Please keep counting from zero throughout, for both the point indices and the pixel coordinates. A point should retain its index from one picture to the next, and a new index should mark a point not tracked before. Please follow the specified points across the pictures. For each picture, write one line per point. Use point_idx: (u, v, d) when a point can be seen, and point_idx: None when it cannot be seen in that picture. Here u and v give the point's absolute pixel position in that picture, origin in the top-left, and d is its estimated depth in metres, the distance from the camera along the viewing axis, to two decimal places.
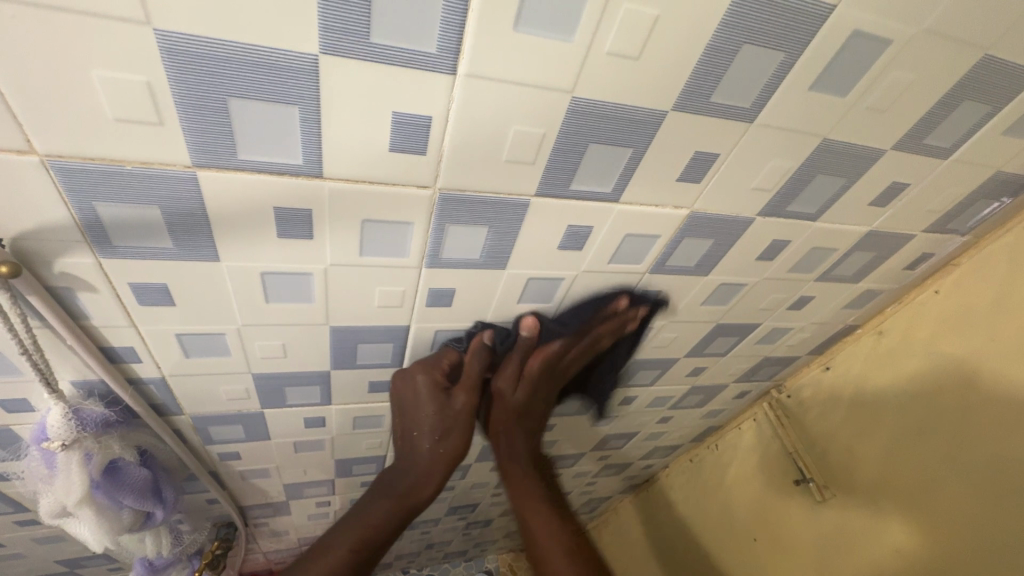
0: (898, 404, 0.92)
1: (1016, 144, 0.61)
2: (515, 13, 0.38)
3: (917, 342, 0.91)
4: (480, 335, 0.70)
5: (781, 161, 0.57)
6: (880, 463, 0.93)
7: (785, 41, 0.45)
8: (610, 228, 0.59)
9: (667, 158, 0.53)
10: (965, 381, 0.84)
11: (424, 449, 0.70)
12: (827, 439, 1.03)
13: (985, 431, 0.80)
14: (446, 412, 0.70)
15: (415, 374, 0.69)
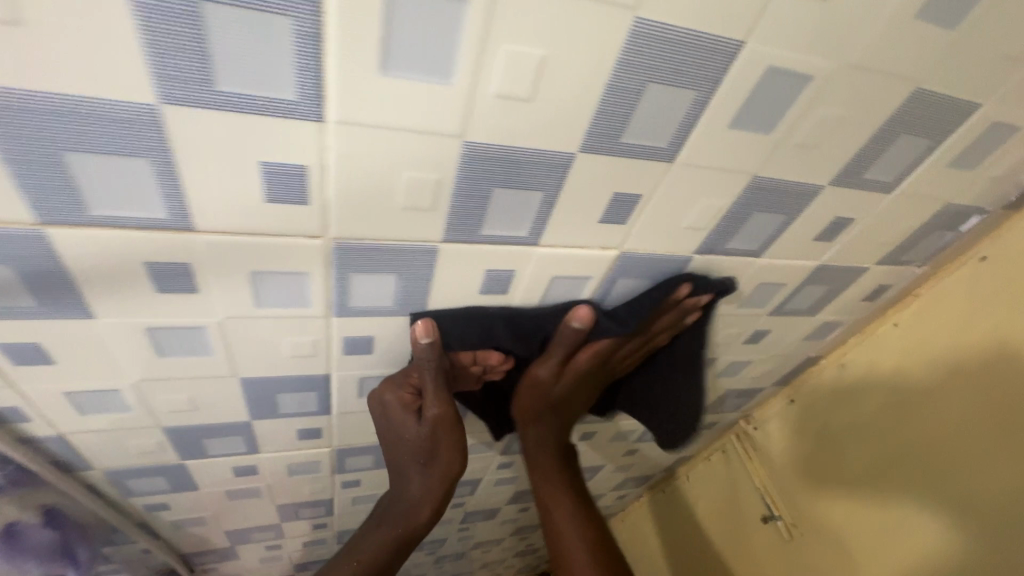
0: (867, 433, 0.88)
1: (964, 176, 0.58)
2: (381, 57, 0.38)
3: (881, 371, 0.87)
4: (414, 331, 0.59)
5: (710, 200, 0.54)
6: (853, 495, 0.88)
7: (694, 78, 0.43)
8: (533, 270, 0.58)
9: (583, 201, 0.52)
10: (933, 406, 0.80)
11: (415, 480, 0.74)
12: (796, 471, 0.98)
13: (960, 459, 0.76)
14: (422, 433, 0.68)
15: (382, 393, 0.67)
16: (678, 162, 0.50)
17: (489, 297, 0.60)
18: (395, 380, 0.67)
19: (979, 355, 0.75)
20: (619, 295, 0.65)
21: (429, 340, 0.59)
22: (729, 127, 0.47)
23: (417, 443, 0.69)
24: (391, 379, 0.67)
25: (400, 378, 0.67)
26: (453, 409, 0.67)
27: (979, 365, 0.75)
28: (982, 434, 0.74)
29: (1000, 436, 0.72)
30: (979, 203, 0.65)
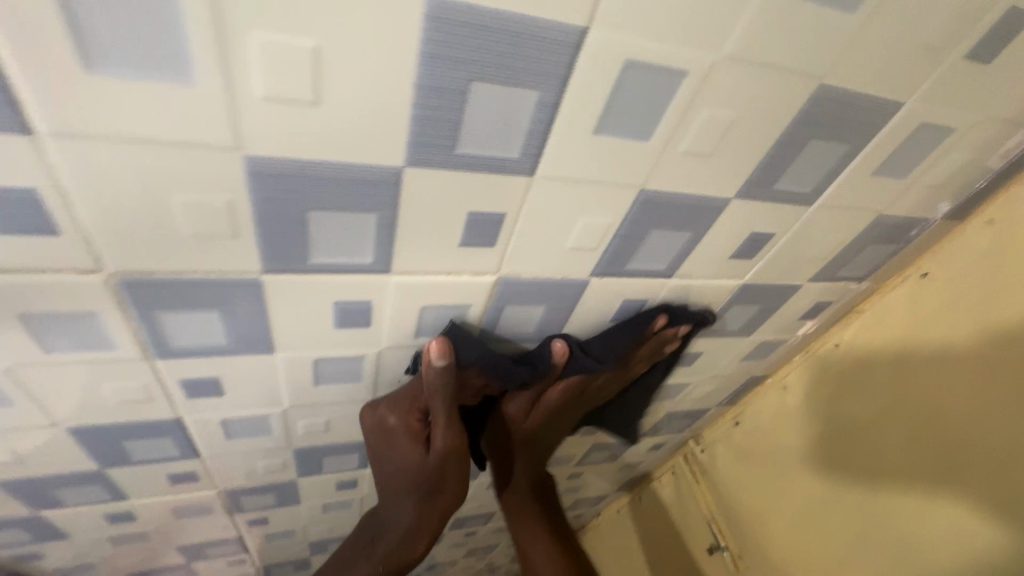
0: (852, 473, 0.72)
1: (893, 186, 0.51)
2: (75, 45, 0.26)
3: (840, 399, 0.74)
4: (428, 352, 0.51)
5: (597, 218, 0.45)
6: (834, 540, 0.73)
7: (533, 75, 0.33)
8: (396, 302, 0.48)
9: (439, 220, 0.41)
10: (920, 425, 0.65)
11: (406, 509, 0.60)
12: (774, 520, 0.82)
13: (975, 481, 0.59)
14: (424, 466, 0.57)
15: (386, 415, 0.56)
16: (535, 177, 0.40)
17: (353, 333, 0.50)
18: (397, 401, 0.56)
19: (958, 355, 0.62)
20: (513, 325, 0.55)
21: (443, 363, 0.51)
22: (593, 134, 0.37)
23: (409, 477, 0.58)
24: (397, 400, 0.56)
25: (406, 401, 0.56)
26: (463, 444, 0.57)
27: (963, 366, 0.61)
28: (993, 447, 0.58)
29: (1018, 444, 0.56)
30: (919, 214, 0.58)
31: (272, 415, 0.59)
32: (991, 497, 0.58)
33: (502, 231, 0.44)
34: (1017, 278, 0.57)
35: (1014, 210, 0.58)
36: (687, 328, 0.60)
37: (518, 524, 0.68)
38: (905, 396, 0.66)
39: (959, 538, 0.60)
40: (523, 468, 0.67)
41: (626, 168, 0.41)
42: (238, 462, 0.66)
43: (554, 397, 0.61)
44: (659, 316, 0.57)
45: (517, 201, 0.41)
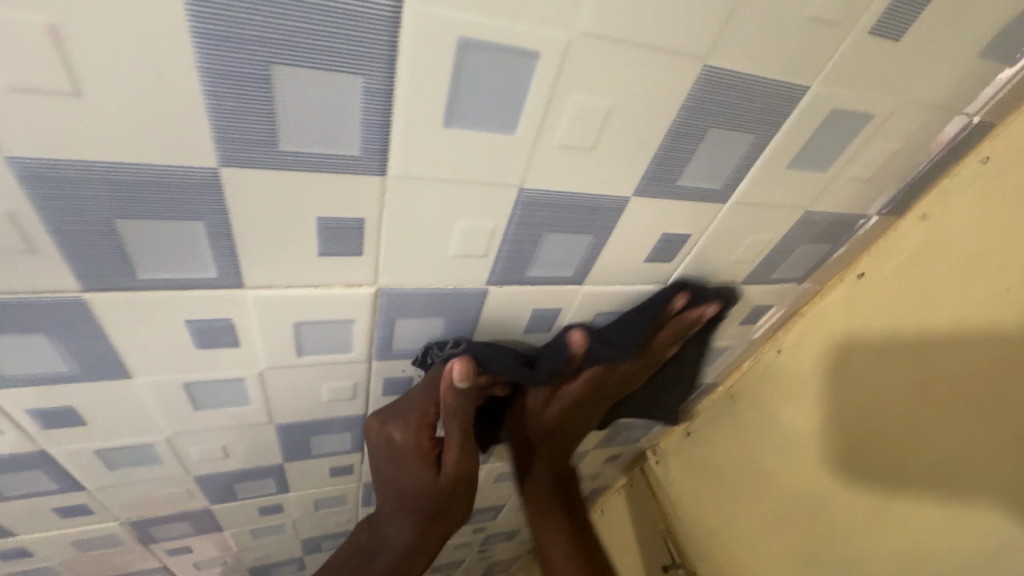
0: (827, 499, 0.63)
1: (815, 179, 0.47)
2: None
3: (796, 419, 0.67)
4: (451, 371, 0.47)
5: (477, 221, 0.40)
6: (787, 559, 0.68)
7: (349, 57, 0.28)
8: (262, 319, 0.43)
9: (285, 227, 0.36)
10: (888, 439, 0.57)
11: (404, 530, 0.57)
12: (751, 553, 0.73)
13: (962, 490, 0.51)
14: (433, 489, 0.55)
15: (389, 429, 0.53)
16: (387, 177, 0.35)
17: (220, 355, 0.45)
18: (404, 417, 0.52)
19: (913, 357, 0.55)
20: (412, 338, 0.51)
21: (464, 383, 0.48)
22: (444, 127, 0.33)
23: (414, 500, 0.55)
24: (404, 417, 0.52)
25: (417, 420, 0.52)
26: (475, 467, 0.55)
27: (920, 368, 0.55)
28: (973, 451, 0.51)
29: (1000, 443, 0.49)
30: (854, 212, 0.53)
31: (156, 443, 0.54)
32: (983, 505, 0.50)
33: (366, 238, 0.39)
34: (962, 265, 0.51)
35: (947, 200, 0.52)
36: (715, 306, 0.56)
37: (540, 523, 0.61)
38: (866, 410, 0.60)
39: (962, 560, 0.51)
40: (535, 473, 0.61)
41: (495, 165, 0.36)
42: (133, 492, 0.61)
43: (576, 390, 0.57)
44: (678, 296, 0.53)
45: (374, 205, 0.37)
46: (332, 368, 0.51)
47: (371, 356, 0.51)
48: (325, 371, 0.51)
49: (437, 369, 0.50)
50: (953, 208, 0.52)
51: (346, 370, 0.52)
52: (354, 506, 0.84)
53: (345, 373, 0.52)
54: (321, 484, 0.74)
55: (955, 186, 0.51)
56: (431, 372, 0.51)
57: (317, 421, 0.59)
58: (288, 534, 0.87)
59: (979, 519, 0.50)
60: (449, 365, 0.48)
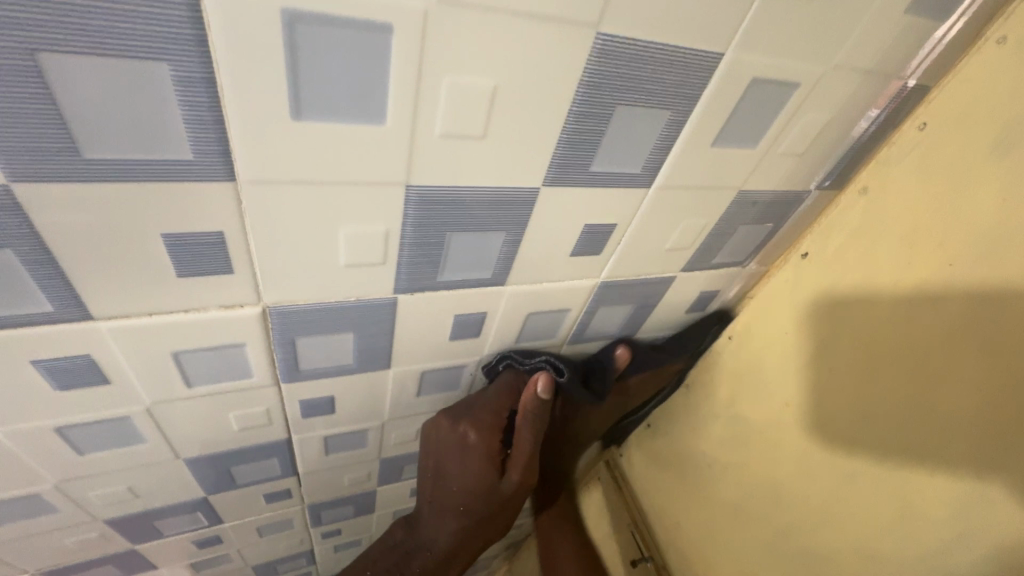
0: (781, 495, 0.59)
1: (744, 156, 0.43)
2: None
3: (749, 411, 0.63)
4: (535, 384, 0.50)
5: (365, 226, 0.35)
6: (745, 550, 0.63)
7: (141, 43, 0.24)
8: (129, 353, 0.37)
9: (122, 247, 0.31)
10: (838, 432, 0.53)
11: (450, 529, 0.55)
12: (709, 545, 0.68)
13: (912, 484, 0.47)
14: (493, 495, 0.53)
15: (466, 425, 0.52)
16: (237, 182, 0.30)
17: (88, 393, 0.39)
18: (480, 418, 0.52)
19: (861, 343, 0.51)
20: (322, 357, 0.46)
21: (547, 396, 0.50)
22: (293, 121, 0.28)
23: (471, 502, 0.53)
24: (481, 415, 0.52)
25: (492, 420, 0.52)
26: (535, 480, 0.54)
27: (867, 355, 0.51)
28: (922, 444, 0.46)
29: (950, 434, 0.45)
30: (795, 189, 0.50)
31: (44, 491, 0.48)
32: (935, 496, 0.46)
33: (232, 254, 0.34)
34: (903, 241, 0.47)
35: (886, 171, 0.48)
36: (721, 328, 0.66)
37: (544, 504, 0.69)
38: (815, 401, 0.56)
39: (920, 560, 0.47)
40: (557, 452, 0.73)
41: (373, 161, 0.32)
42: (33, 543, 0.55)
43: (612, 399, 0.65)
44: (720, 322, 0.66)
45: (232, 215, 0.32)
46: (235, 396, 0.46)
47: (278, 380, 0.46)
48: (228, 400, 0.46)
49: (507, 376, 0.55)
50: (893, 180, 0.48)
51: (253, 397, 0.47)
52: (302, 527, 0.80)
53: (252, 399, 0.47)
54: (258, 511, 0.69)
55: (894, 155, 0.48)
56: (503, 379, 0.54)
57: (235, 451, 0.54)
58: (234, 563, 0.82)
59: (931, 515, 0.46)
60: (533, 380, 0.50)
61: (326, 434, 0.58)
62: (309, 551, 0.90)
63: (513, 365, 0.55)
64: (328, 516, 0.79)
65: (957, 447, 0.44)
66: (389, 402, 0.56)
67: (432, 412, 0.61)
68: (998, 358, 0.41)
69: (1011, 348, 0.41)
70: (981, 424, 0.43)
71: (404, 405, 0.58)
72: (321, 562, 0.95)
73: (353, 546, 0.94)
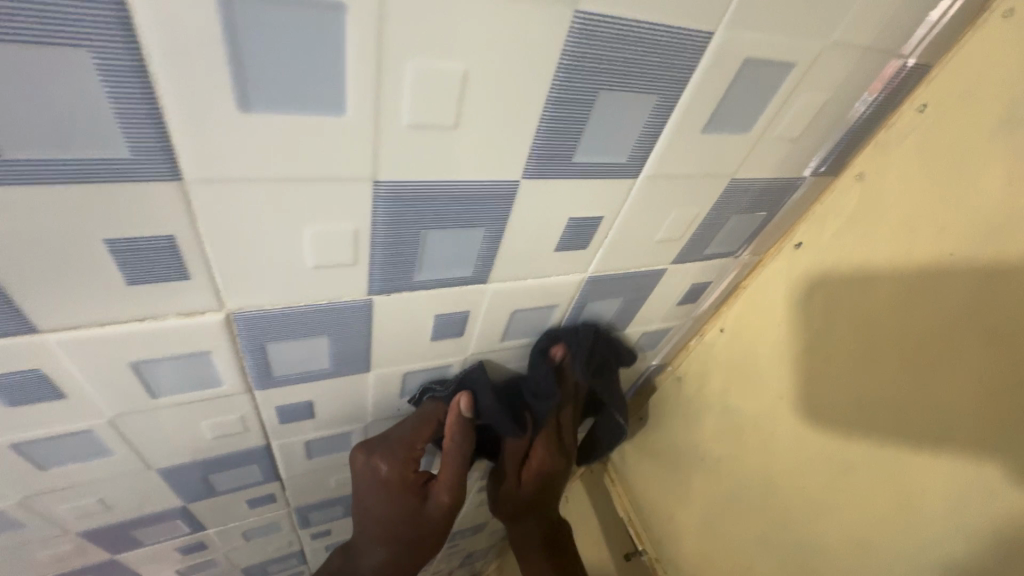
0: (776, 488, 0.58)
1: (736, 142, 0.41)
2: None
3: (742, 404, 0.62)
4: (457, 405, 0.53)
5: (331, 225, 0.33)
6: (739, 543, 0.62)
7: (53, 28, 0.21)
8: (83, 366, 0.35)
9: (62, 252, 0.28)
10: (831, 424, 0.52)
11: (381, 555, 0.57)
12: (703, 537, 0.67)
13: (910, 479, 0.46)
14: (418, 519, 0.56)
15: (378, 461, 0.53)
16: (186, 181, 0.27)
17: (44, 408, 0.37)
18: (393, 450, 0.53)
19: (856, 334, 0.50)
20: (296, 362, 0.43)
21: (469, 414, 0.54)
22: (243, 113, 0.26)
23: (397, 528, 0.56)
24: (392, 447, 0.53)
25: (405, 453, 0.53)
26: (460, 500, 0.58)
27: (863, 346, 0.49)
28: (919, 437, 0.45)
29: (948, 427, 0.43)
30: (789, 175, 0.48)
31: (8, 508, 0.46)
32: (934, 489, 0.44)
33: (187, 257, 0.31)
34: (900, 228, 0.45)
35: (883, 155, 0.46)
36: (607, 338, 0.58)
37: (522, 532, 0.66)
38: (808, 394, 0.54)
39: (920, 558, 0.46)
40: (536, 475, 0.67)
41: (336, 155, 0.29)
42: (3, 558, 0.53)
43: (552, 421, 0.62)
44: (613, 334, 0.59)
45: (184, 216, 0.29)
46: (206, 404, 0.44)
47: (251, 387, 0.44)
48: (198, 409, 0.44)
49: (428, 407, 0.54)
50: (892, 165, 0.46)
51: (225, 404, 0.45)
52: (291, 529, 0.78)
53: (223, 408, 0.45)
54: (243, 517, 0.67)
55: (893, 138, 0.45)
56: (422, 410, 0.54)
57: (210, 460, 0.52)
58: (223, 567, 0.80)
59: (929, 510, 0.45)
60: (455, 401, 0.54)
61: (308, 439, 0.56)
62: (300, 552, 0.88)
63: (435, 396, 0.55)
64: (317, 518, 0.78)
65: (952, 437, 0.43)
66: (372, 404, 0.54)
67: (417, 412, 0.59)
68: (997, 347, 0.40)
69: (1009, 336, 0.39)
70: (981, 416, 0.41)
71: (388, 407, 0.56)
72: (313, 561, 0.94)
73: None
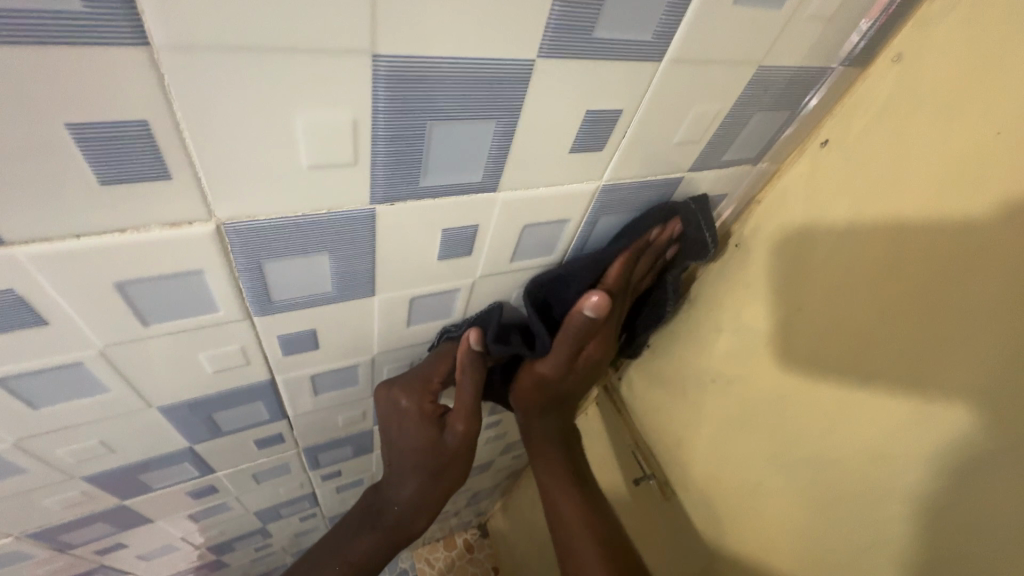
0: (790, 401, 0.57)
1: (767, 19, 0.37)
2: None
3: (755, 321, 0.61)
4: (468, 339, 0.54)
5: (326, 113, 0.29)
6: (750, 457, 0.63)
7: None
8: (63, 285, 0.32)
9: (19, 141, 0.24)
10: (849, 335, 0.50)
11: (412, 486, 0.59)
12: (713, 457, 0.68)
13: (929, 384, 0.44)
14: (438, 449, 0.58)
15: (399, 396, 0.55)
16: (153, 48, 0.23)
17: (25, 336, 0.34)
18: (412, 384, 0.55)
19: (881, 239, 0.47)
20: (297, 284, 0.40)
21: (480, 347, 0.54)
22: None
23: (422, 458, 0.58)
24: (410, 383, 0.56)
25: (422, 386, 0.55)
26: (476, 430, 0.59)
27: (887, 252, 0.47)
28: (944, 338, 0.43)
29: (976, 328, 0.41)
30: (817, 65, 0.44)
31: (6, 451, 0.44)
32: (952, 389, 0.43)
33: (164, 151, 0.27)
34: (937, 118, 0.42)
35: (923, 36, 0.42)
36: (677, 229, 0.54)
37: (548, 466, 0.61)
38: (828, 303, 0.52)
39: (937, 465, 0.44)
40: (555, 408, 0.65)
41: (328, 18, 0.25)
42: (10, 505, 0.52)
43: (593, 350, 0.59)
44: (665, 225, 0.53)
45: (159, 98, 0.25)
46: (205, 333, 0.41)
47: (250, 313, 0.41)
48: (196, 338, 0.41)
49: (445, 346, 0.57)
50: (932, 46, 0.42)
51: (225, 333, 0.42)
52: (301, 471, 0.78)
53: (222, 338, 0.43)
54: (252, 458, 0.66)
55: (934, 15, 0.42)
56: (439, 348, 0.57)
57: (214, 397, 0.50)
58: (235, 511, 0.80)
59: (949, 414, 0.43)
60: (465, 335, 0.54)
61: (314, 373, 0.54)
62: (310, 494, 0.89)
63: (451, 335, 0.57)
64: (327, 459, 0.77)
65: (978, 334, 0.41)
66: (379, 335, 0.52)
67: (425, 342, 0.58)
68: None
69: None
70: (1012, 306, 0.39)
71: (396, 337, 0.54)
72: (324, 503, 0.95)
73: (355, 487, 0.94)
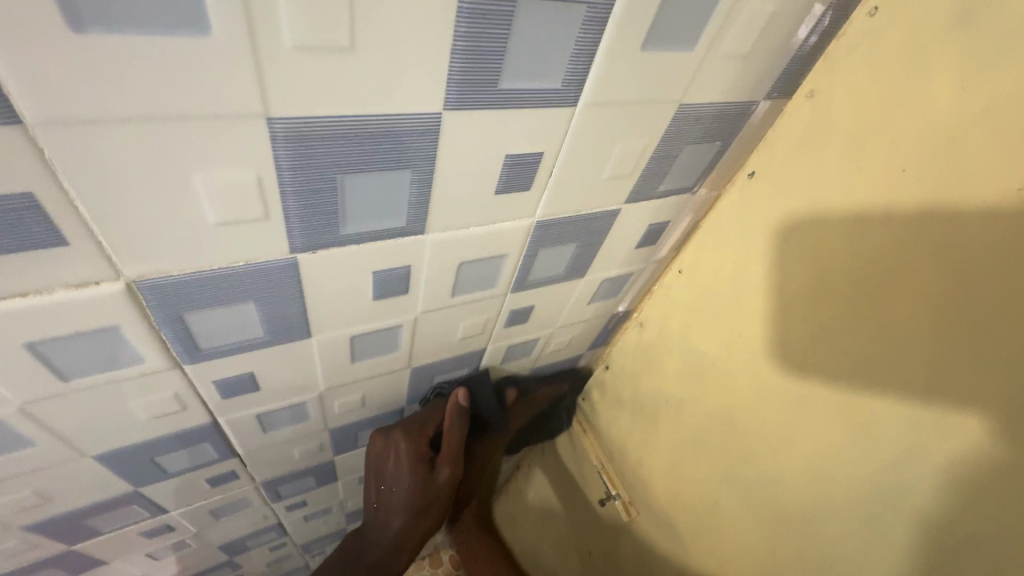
0: (737, 425, 0.58)
1: (679, 61, 0.38)
2: None
3: (703, 345, 0.61)
4: (457, 394, 0.63)
5: (223, 170, 0.29)
6: (706, 477, 0.63)
7: None
8: None
9: None
10: (787, 362, 0.51)
11: (398, 521, 0.65)
12: (674, 477, 0.67)
13: (863, 406, 0.45)
14: (426, 487, 0.64)
15: (398, 439, 0.60)
16: (27, 124, 0.23)
17: None
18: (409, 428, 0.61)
19: (810, 264, 0.48)
20: (228, 330, 0.40)
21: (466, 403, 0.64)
22: (77, 32, 0.21)
23: (410, 498, 0.64)
24: (408, 426, 0.61)
25: (417, 429, 0.61)
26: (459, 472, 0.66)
27: (815, 276, 0.47)
28: (874, 364, 0.44)
29: (898, 352, 0.42)
30: (741, 100, 0.45)
31: None
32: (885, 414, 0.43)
33: (56, 216, 0.27)
34: (849, 144, 0.43)
35: (832, 68, 0.43)
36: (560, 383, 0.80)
37: None
38: (766, 329, 0.53)
39: (872, 479, 0.45)
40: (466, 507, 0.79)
41: (212, 85, 0.25)
42: None
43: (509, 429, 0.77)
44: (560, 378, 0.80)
45: (38, 169, 0.25)
46: (135, 382, 0.41)
47: (178, 362, 0.41)
48: (126, 387, 0.41)
49: (438, 402, 0.65)
50: (841, 78, 0.43)
51: (158, 381, 0.42)
52: (262, 504, 0.77)
53: (154, 386, 0.42)
54: (207, 496, 0.65)
55: (841, 49, 0.42)
56: (432, 404, 0.65)
57: (154, 441, 0.49)
58: (197, 547, 0.79)
59: (882, 438, 0.44)
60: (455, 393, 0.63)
61: (259, 412, 0.53)
62: (276, 525, 0.87)
63: (442, 392, 0.66)
64: (288, 491, 0.76)
65: (903, 361, 0.41)
66: (324, 374, 0.52)
67: (376, 375, 0.57)
68: (944, 264, 0.38)
69: (958, 250, 0.37)
70: (932, 334, 0.39)
71: (342, 373, 0.54)
72: (293, 532, 0.94)
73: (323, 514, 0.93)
